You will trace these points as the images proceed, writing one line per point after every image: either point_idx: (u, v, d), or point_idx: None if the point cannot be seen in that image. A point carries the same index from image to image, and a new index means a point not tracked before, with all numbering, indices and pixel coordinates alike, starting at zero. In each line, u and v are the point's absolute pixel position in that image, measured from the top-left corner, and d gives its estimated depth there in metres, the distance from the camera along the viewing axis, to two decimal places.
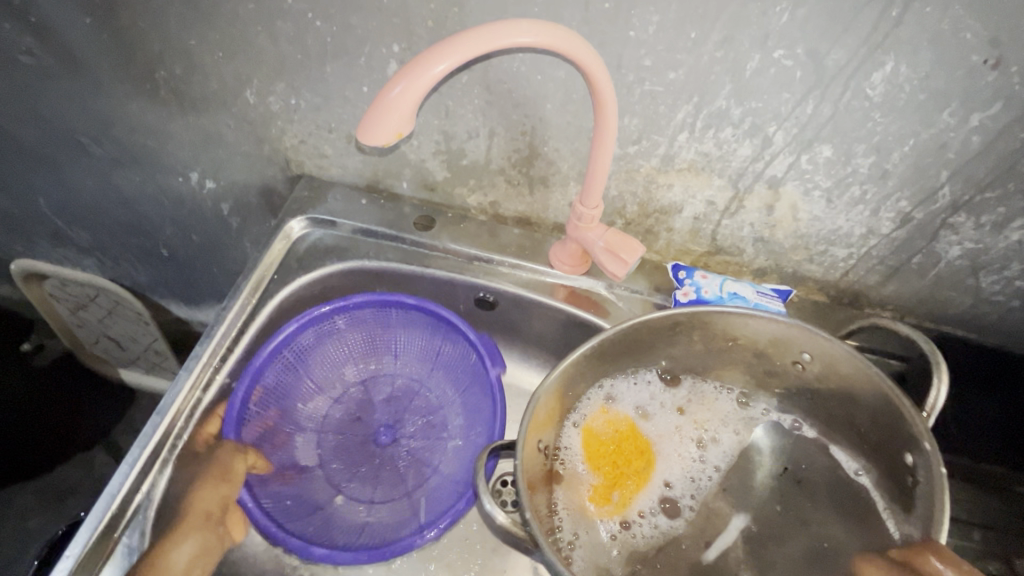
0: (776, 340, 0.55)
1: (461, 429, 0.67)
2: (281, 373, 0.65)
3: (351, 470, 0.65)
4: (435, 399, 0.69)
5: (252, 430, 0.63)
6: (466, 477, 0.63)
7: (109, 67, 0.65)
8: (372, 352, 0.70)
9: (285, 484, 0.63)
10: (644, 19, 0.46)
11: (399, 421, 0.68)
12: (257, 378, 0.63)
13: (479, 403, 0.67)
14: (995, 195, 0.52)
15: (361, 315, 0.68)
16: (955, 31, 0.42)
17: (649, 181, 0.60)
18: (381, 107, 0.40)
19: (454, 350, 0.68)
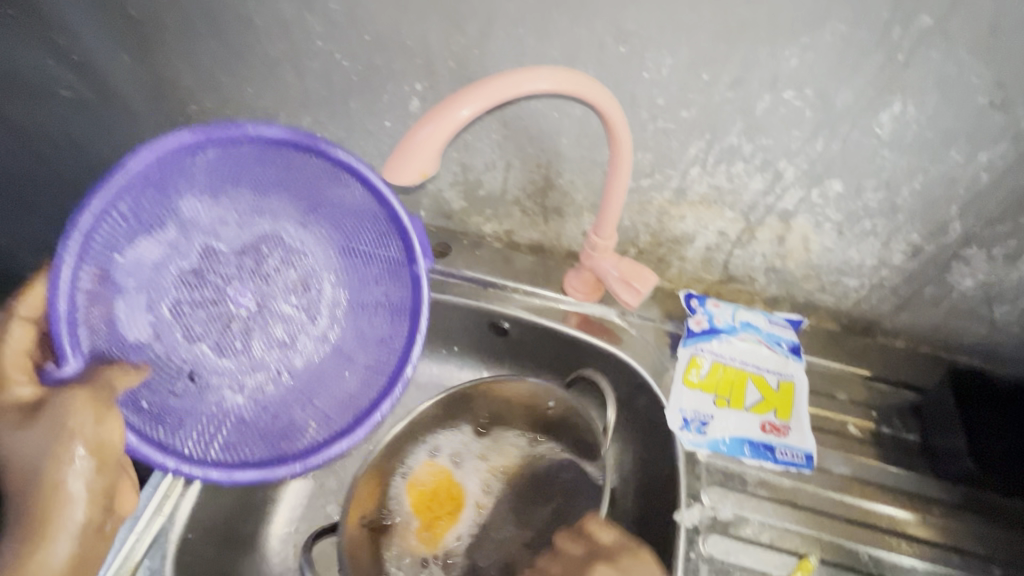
0: (526, 395, 0.65)
1: (348, 301, 0.54)
2: (119, 234, 0.43)
3: (224, 351, 0.50)
4: (322, 264, 0.53)
5: (88, 333, 0.42)
6: (398, 351, 0.54)
7: (144, 101, 0.69)
8: (230, 190, 0.48)
9: (150, 408, 0.46)
10: (657, 61, 0.48)
11: (270, 265, 0.52)
12: (88, 256, 0.41)
13: (388, 271, 0.53)
14: (1006, 229, 0.53)
15: (233, 152, 0.46)
16: (961, 74, 0.43)
17: (662, 212, 0.62)
18: (406, 148, 0.42)
19: (354, 198, 0.50)
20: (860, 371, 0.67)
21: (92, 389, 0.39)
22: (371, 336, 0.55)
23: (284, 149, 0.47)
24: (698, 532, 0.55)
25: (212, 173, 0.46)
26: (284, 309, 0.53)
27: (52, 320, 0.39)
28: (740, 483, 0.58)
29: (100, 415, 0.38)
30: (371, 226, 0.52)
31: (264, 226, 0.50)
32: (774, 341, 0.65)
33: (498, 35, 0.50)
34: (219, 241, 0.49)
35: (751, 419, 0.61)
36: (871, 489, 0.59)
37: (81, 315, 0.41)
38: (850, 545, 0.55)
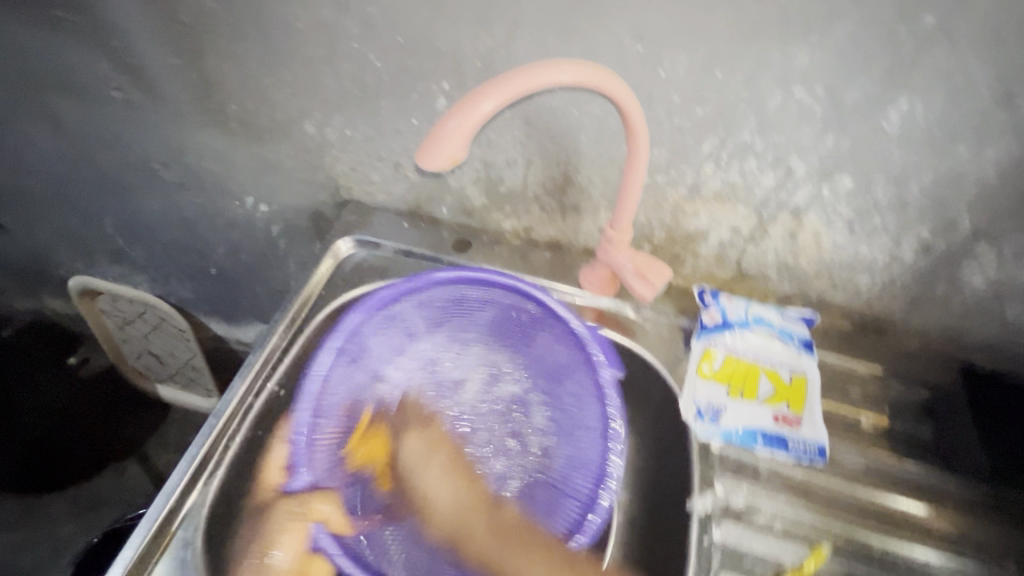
0: None
1: (557, 397, 0.64)
2: (349, 373, 0.61)
3: (483, 430, 0.65)
4: (526, 390, 0.66)
5: (318, 462, 0.56)
6: (597, 442, 0.60)
7: (188, 102, 0.73)
8: (446, 329, 0.67)
9: (361, 526, 0.57)
10: (674, 60, 0.51)
11: (500, 390, 0.66)
12: (351, 340, 0.60)
13: (575, 401, 0.63)
14: (1015, 226, 0.54)
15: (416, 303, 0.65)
16: (965, 71, 0.45)
17: (676, 209, 0.64)
18: (437, 137, 0.45)
19: (551, 332, 0.65)
20: (874, 369, 0.67)
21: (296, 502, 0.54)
22: (566, 456, 0.61)
23: (495, 291, 0.66)
24: (711, 518, 0.56)
25: (425, 305, 0.66)
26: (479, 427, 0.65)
27: (296, 442, 0.55)
28: (755, 476, 0.59)
29: (297, 535, 0.53)
30: (559, 354, 0.65)
31: (485, 362, 0.67)
32: (786, 336, 0.66)
33: (523, 37, 0.53)
34: (452, 377, 0.66)
35: (764, 411, 0.62)
36: (886, 484, 0.60)
37: (314, 444, 0.56)
38: (862, 537, 0.56)
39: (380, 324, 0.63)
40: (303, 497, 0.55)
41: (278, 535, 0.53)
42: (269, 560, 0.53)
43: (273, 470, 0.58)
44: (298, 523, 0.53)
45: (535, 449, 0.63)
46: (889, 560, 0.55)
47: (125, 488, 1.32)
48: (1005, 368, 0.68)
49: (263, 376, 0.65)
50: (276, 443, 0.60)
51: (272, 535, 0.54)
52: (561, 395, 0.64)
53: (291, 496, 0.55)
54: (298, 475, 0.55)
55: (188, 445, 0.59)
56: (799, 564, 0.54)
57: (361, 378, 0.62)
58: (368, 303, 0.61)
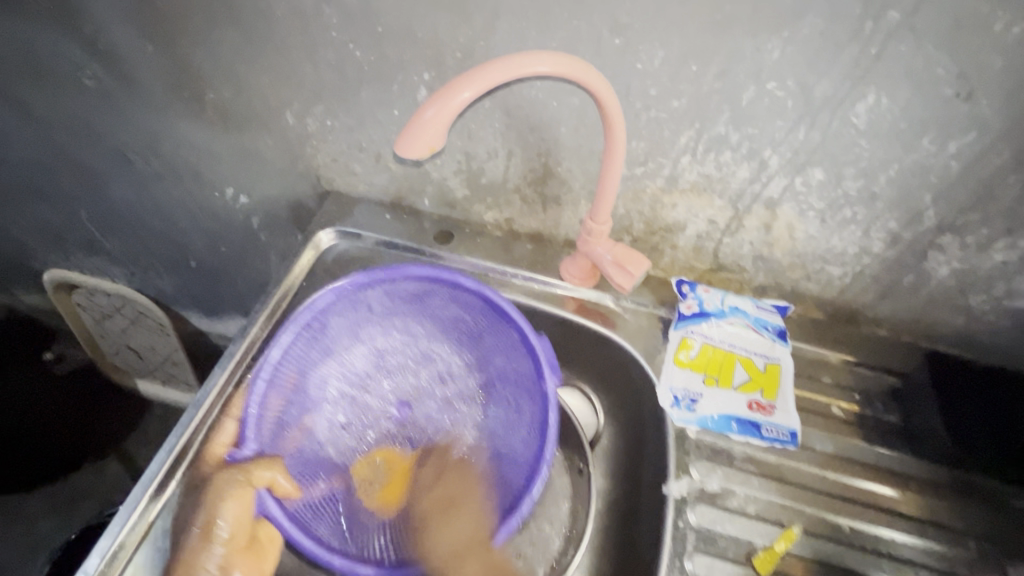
0: None
1: (497, 393, 0.66)
2: (308, 352, 0.63)
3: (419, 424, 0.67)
4: (466, 383, 0.68)
5: (266, 432, 0.58)
6: (536, 433, 0.60)
7: (164, 91, 0.72)
8: (400, 318, 0.68)
9: (305, 497, 0.58)
10: (651, 53, 0.51)
11: (438, 382, 0.68)
12: (314, 319, 0.62)
13: (520, 400, 0.64)
14: (977, 217, 0.56)
15: (373, 294, 0.66)
16: (928, 67, 0.47)
17: (655, 200, 0.65)
18: (415, 125, 0.46)
19: (511, 338, 0.64)
20: (845, 357, 0.69)
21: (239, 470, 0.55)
22: (497, 448, 0.63)
23: (448, 288, 0.66)
24: (686, 502, 0.58)
25: (392, 295, 0.67)
26: (422, 420, 0.67)
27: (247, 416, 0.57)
28: (730, 461, 0.60)
29: (241, 501, 0.53)
30: (511, 346, 0.64)
31: (431, 354, 0.68)
32: (761, 325, 0.68)
33: (502, 27, 0.53)
34: (402, 369, 0.68)
35: (739, 398, 0.64)
36: (854, 467, 0.62)
37: (264, 420, 0.58)
38: (831, 518, 0.58)
39: (342, 306, 0.64)
40: (246, 467, 0.55)
41: (216, 507, 0.52)
42: (211, 534, 0.52)
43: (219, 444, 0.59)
44: (240, 490, 0.54)
45: (467, 439, 0.66)
46: (856, 540, 0.57)
47: (104, 484, 1.30)
48: (969, 355, 0.71)
49: (243, 367, 0.64)
50: (224, 420, 0.60)
51: (211, 507, 0.53)
52: (499, 387, 0.66)
53: (233, 466, 0.55)
54: (246, 444, 0.57)
55: (167, 436, 0.59)
56: (770, 545, 0.56)
57: (313, 363, 0.63)
58: (344, 284, 0.64)
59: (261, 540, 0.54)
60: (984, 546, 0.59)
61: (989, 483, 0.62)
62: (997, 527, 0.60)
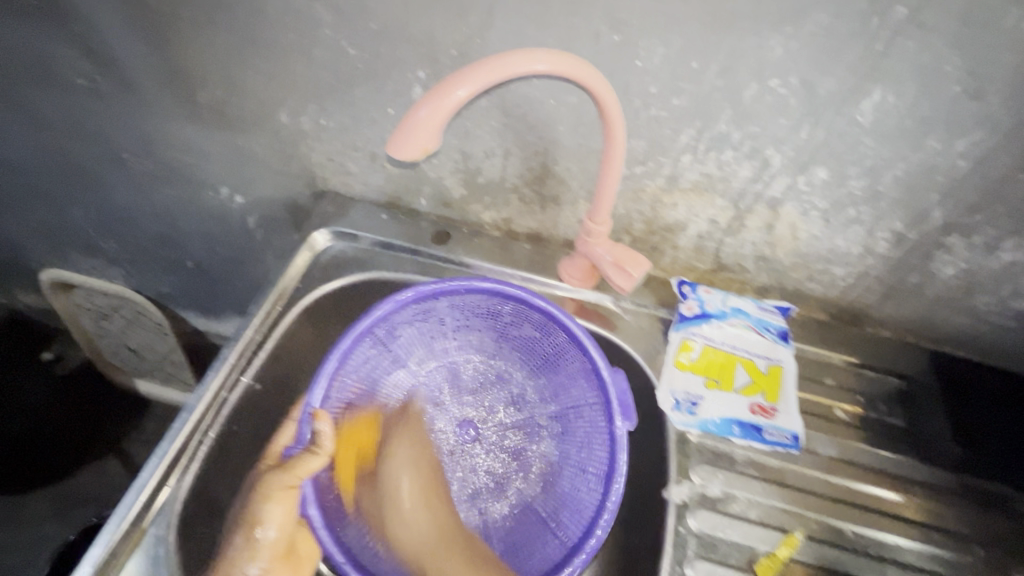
0: None
1: (558, 431, 0.65)
2: (374, 360, 0.64)
3: (501, 449, 0.65)
4: (536, 410, 0.67)
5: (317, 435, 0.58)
6: (602, 474, 0.59)
7: (156, 89, 0.71)
8: (474, 333, 0.68)
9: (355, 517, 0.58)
10: (650, 50, 0.50)
11: (507, 413, 0.67)
12: (381, 326, 0.63)
13: (586, 433, 0.63)
14: (984, 217, 0.55)
15: (438, 305, 0.64)
16: (936, 63, 0.46)
17: (655, 200, 0.64)
18: (409, 125, 0.44)
19: (576, 365, 0.63)
20: (848, 358, 0.68)
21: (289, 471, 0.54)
22: (569, 489, 0.62)
23: (526, 308, 0.63)
24: (687, 507, 0.57)
25: (460, 308, 0.65)
26: (449, 434, 0.65)
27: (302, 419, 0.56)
28: (731, 465, 0.59)
29: (286, 504, 0.54)
30: (586, 387, 0.63)
31: (484, 372, 0.68)
32: (763, 326, 0.66)
33: (498, 24, 0.52)
34: (463, 378, 0.68)
35: (741, 400, 0.63)
36: (857, 471, 0.61)
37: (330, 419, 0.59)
38: (834, 523, 0.57)
39: (411, 316, 0.64)
40: (290, 466, 0.54)
41: (262, 508, 0.54)
42: (256, 535, 0.54)
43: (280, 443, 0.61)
44: (287, 496, 0.54)
45: (534, 470, 0.64)
46: (860, 545, 0.56)
47: (104, 485, 1.30)
48: (974, 356, 0.70)
49: (237, 370, 0.63)
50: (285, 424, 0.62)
51: (259, 502, 0.54)
52: (563, 419, 0.66)
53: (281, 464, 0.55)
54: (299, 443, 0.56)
55: (160, 441, 0.58)
56: (772, 551, 0.55)
57: (374, 376, 0.64)
58: (407, 295, 0.61)
59: (300, 556, 0.56)
60: (989, 550, 0.58)
61: (994, 487, 0.61)
62: (1002, 532, 0.59)
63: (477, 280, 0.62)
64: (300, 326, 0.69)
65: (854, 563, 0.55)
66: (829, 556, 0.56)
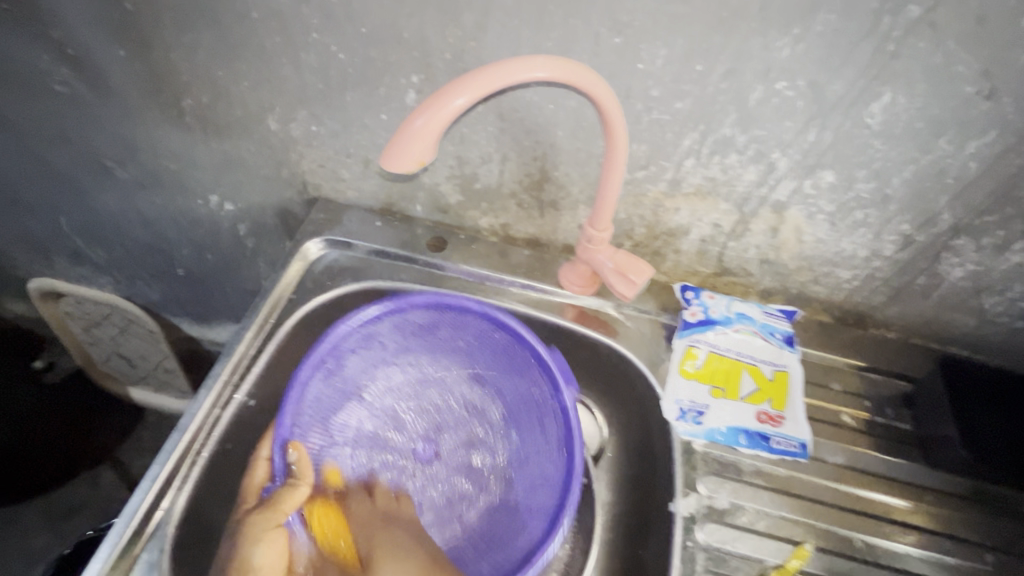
0: None
1: (510, 430, 0.64)
2: (326, 390, 0.61)
3: (454, 462, 0.64)
4: (493, 413, 0.65)
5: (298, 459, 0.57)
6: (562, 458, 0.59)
7: (140, 95, 0.68)
8: (419, 349, 0.65)
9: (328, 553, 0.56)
10: (652, 52, 0.48)
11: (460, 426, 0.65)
12: (332, 357, 0.61)
13: (547, 437, 0.61)
14: (994, 219, 0.54)
15: (380, 328, 0.63)
16: (949, 64, 0.44)
17: (657, 205, 0.62)
18: (404, 136, 0.42)
19: (545, 391, 0.62)
20: (854, 362, 0.67)
21: (266, 508, 0.53)
22: (527, 482, 0.61)
23: (466, 316, 0.64)
24: (694, 520, 0.56)
25: (402, 328, 0.65)
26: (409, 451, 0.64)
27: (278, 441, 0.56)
28: (740, 476, 0.58)
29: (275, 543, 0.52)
30: (535, 370, 0.63)
31: (442, 390, 0.65)
32: (768, 332, 0.65)
33: (494, 27, 0.50)
34: (416, 414, 0.65)
35: (747, 409, 0.61)
36: (866, 478, 0.60)
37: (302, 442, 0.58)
38: (843, 533, 0.56)
39: (356, 343, 0.62)
40: (274, 500, 0.54)
41: (251, 551, 0.52)
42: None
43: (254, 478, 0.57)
44: (274, 521, 0.53)
45: (491, 479, 0.63)
46: (870, 555, 0.56)
47: (102, 496, 1.29)
48: (980, 357, 0.69)
49: (230, 387, 0.61)
50: (255, 463, 0.58)
51: (247, 547, 0.52)
52: (533, 410, 0.63)
53: (263, 502, 0.54)
54: (278, 475, 0.56)
55: (151, 463, 0.56)
56: (783, 563, 0.54)
57: (329, 397, 0.62)
58: (373, 310, 0.62)
59: None
60: (1000, 558, 0.57)
61: (1003, 492, 0.61)
62: (1012, 538, 0.59)
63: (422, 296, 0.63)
64: (294, 339, 0.67)
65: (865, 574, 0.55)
66: (840, 567, 0.55)
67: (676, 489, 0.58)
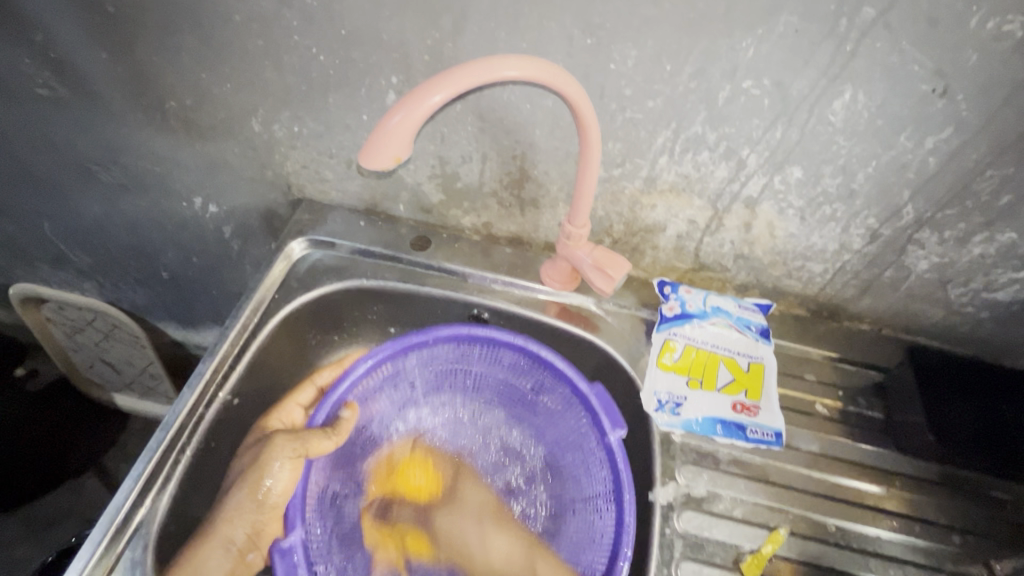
0: None
1: (542, 454, 0.67)
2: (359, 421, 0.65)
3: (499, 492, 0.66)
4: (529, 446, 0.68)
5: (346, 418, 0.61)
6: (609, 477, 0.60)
7: (122, 98, 0.69)
8: (445, 390, 0.69)
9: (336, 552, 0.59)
10: (624, 53, 0.50)
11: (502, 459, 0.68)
12: (360, 398, 0.64)
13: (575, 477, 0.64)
14: (954, 212, 0.56)
15: (405, 361, 0.66)
16: (904, 63, 0.46)
17: (634, 202, 0.64)
18: (382, 133, 0.43)
19: (584, 422, 0.64)
20: (827, 353, 0.69)
21: (296, 441, 0.57)
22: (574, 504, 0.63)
23: (494, 350, 0.66)
24: (673, 508, 0.57)
25: (429, 365, 0.67)
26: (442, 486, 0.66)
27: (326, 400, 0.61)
28: (717, 465, 0.60)
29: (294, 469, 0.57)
30: (569, 399, 0.65)
31: (466, 432, 0.69)
32: (744, 325, 0.67)
33: (470, 29, 0.51)
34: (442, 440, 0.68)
35: (723, 399, 0.63)
36: (839, 465, 0.62)
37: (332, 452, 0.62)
38: (817, 518, 0.58)
39: (381, 382, 0.65)
40: (304, 440, 0.57)
41: (272, 461, 0.56)
42: (260, 486, 0.55)
43: (279, 419, 0.65)
44: (295, 454, 0.56)
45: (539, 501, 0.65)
46: (842, 539, 0.57)
47: (83, 503, 1.27)
48: (948, 346, 0.71)
49: (214, 386, 0.62)
50: (290, 406, 0.67)
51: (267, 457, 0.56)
52: (569, 437, 0.65)
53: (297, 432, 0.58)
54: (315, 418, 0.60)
55: (134, 462, 0.56)
56: (757, 549, 0.55)
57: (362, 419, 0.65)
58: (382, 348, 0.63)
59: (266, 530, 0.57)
60: (967, 539, 0.59)
61: (970, 476, 0.63)
62: (979, 520, 0.61)
63: (456, 326, 0.65)
64: (278, 338, 0.68)
65: (837, 557, 0.56)
66: (814, 552, 0.56)
67: (656, 479, 0.59)
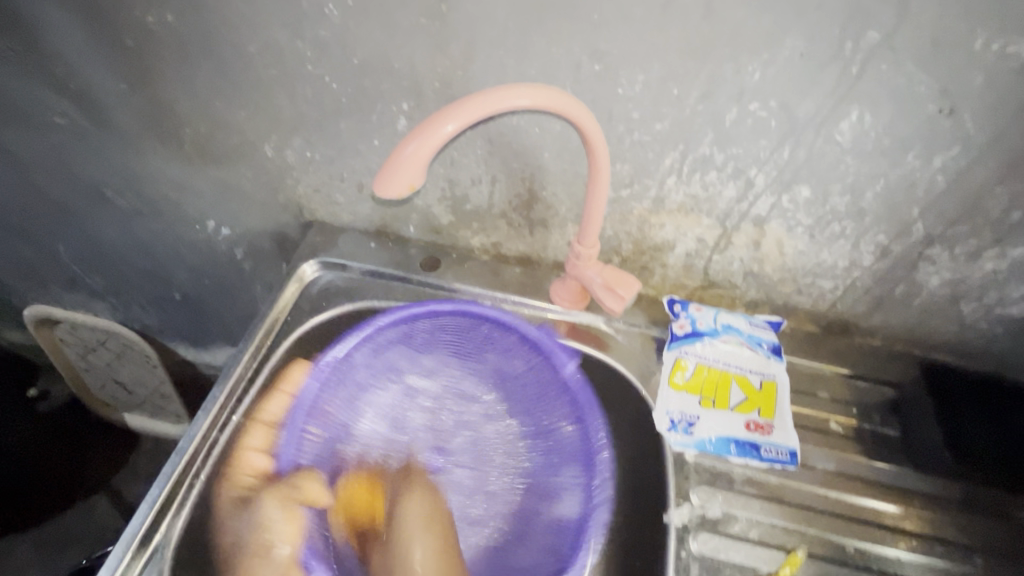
0: None
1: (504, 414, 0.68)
2: (334, 407, 0.64)
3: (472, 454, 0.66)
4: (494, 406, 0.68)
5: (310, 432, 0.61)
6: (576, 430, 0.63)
7: (139, 127, 0.70)
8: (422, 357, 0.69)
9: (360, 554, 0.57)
10: (631, 78, 0.51)
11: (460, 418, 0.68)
12: (310, 417, 0.61)
13: (574, 452, 0.63)
14: (965, 228, 0.56)
15: (379, 340, 0.66)
16: (910, 84, 0.47)
17: (642, 222, 0.64)
18: (396, 162, 0.44)
19: (559, 408, 0.64)
20: (841, 370, 0.69)
21: (280, 493, 0.57)
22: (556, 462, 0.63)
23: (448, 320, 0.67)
24: (688, 530, 0.56)
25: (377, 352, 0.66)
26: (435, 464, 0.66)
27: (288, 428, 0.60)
28: (732, 485, 0.59)
29: (288, 513, 0.55)
30: (533, 366, 0.67)
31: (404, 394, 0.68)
32: (755, 342, 0.67)
33: (480, 57, 0.52)
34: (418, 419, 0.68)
35: (736, 418, 0.63)
36: (856, 484, 0.61)
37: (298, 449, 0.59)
38: (835, 539, 0.57)
39: (329, 393, 0.63)
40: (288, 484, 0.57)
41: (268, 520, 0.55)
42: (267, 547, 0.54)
43: (242, 473, 0.58)
44: (278, 498, 0.56)
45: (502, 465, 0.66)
46: (862, 561, 0.56)
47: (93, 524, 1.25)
48: (964, 362, 0.70)
49: (228, 410, 0.62)
50: (253, 427, 0.61)
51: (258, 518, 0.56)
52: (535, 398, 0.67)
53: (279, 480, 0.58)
54: (283, 455, 0.59)
55: (148, 488, 0.56)
56: (776, 570, 0.54)
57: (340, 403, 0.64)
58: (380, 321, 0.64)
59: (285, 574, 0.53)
60: (990, 559, 0.58)
61: (989, 494, 0.62)
62: (1002, 539, 0.60)
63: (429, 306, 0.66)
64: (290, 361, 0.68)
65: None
66: (833, 574, 0.55)
67: (672, 499, 0.58)
